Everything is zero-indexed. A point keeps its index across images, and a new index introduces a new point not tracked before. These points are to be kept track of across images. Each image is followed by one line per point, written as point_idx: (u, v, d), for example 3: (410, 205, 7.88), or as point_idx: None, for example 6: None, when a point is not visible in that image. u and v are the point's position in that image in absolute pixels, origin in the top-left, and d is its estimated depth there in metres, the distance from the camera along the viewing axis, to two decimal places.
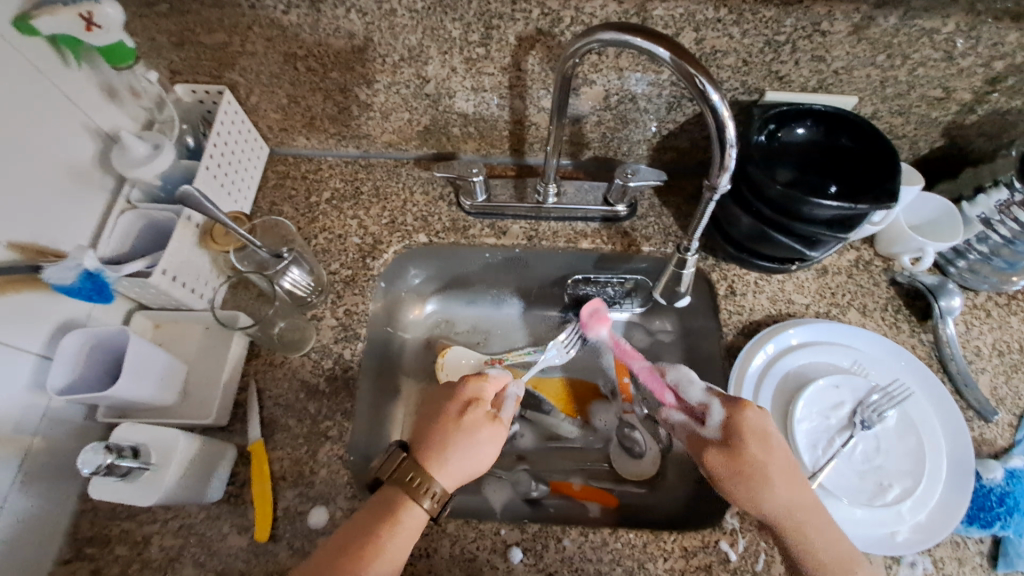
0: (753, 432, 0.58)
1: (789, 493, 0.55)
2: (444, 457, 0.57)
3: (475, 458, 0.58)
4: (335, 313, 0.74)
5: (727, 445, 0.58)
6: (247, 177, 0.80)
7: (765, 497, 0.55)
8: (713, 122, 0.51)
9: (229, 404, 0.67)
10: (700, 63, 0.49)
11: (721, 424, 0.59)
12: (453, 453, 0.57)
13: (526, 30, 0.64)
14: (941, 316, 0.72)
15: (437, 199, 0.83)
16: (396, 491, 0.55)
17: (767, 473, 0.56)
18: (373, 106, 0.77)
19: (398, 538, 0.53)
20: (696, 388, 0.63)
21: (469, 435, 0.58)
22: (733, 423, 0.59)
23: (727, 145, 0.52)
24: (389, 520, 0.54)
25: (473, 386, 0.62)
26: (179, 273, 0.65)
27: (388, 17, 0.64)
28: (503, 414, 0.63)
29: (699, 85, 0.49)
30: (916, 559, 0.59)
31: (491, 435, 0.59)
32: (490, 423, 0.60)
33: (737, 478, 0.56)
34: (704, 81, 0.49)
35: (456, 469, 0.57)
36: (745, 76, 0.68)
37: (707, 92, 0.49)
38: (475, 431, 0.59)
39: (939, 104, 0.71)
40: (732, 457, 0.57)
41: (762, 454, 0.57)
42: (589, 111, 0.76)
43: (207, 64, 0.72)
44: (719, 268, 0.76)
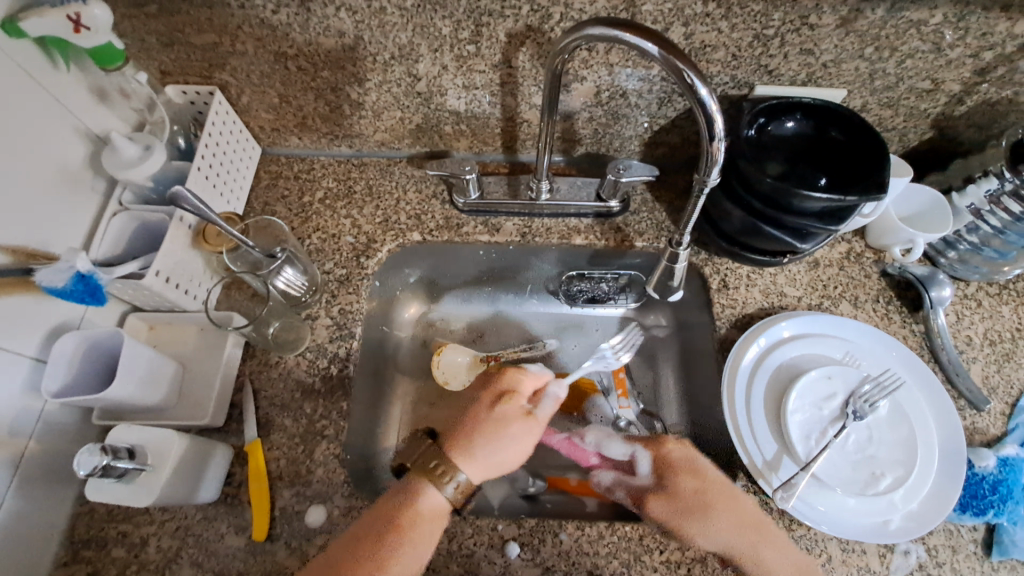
0: (681, 466, 0.63)
1: (730, 518, 0.59)
2: (471, 446, 0.58)
3: (504, 450, 0.59)
4: (330, 312, 0.74)
5: (665, 490, 0.62)
6: (240, 178, 0.80)
7: (711, 526, 0.58)
8: (701, 116, 0.51)
9: (225, 405, 0.67)
10: (688, 58, 0.49)
11: (651, 468, 0.65)
12: (480, 442, 0.58)
13: (517, 27, 0.64)
14: (931, 307, 0.73)
15: (430, 197, 0.83)
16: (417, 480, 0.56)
17: (708, 497, 0.60)
18: (365, 105, 0.77)
19: (418, 528, 0.54)
20: (626, 446, 0.71)
21: (500, 427, 0.60)
22: (662, 462, 0.65)
23: (716, 139, 0.52)
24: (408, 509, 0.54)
25: (511, 381, 0.64)
26: (172, 274, 0.65)
27: (378, 16, 0.64)
28: (541, 411, 0.64)
29: (687, 79, 0.49)
30: (910, 547, 0.61)
31: (520, 432, 0.60)
32: (524, 418, 0.61)
33: (680, 510, 0.60)
34: (692, 74, 0.49)
35: (484, 459, 0.58)
36: (735, 71, 0.68)
37: (696, 86, 0.49)
38: (507, 424, 0.60)
39: (928, 96, 0.71)
40: (674, 499, 0.60)
41: (695, 484, 0.61)
42: (581, 107, 0.76)
43: (198, 64, 0.72)
44: (711, 262, 0.77)
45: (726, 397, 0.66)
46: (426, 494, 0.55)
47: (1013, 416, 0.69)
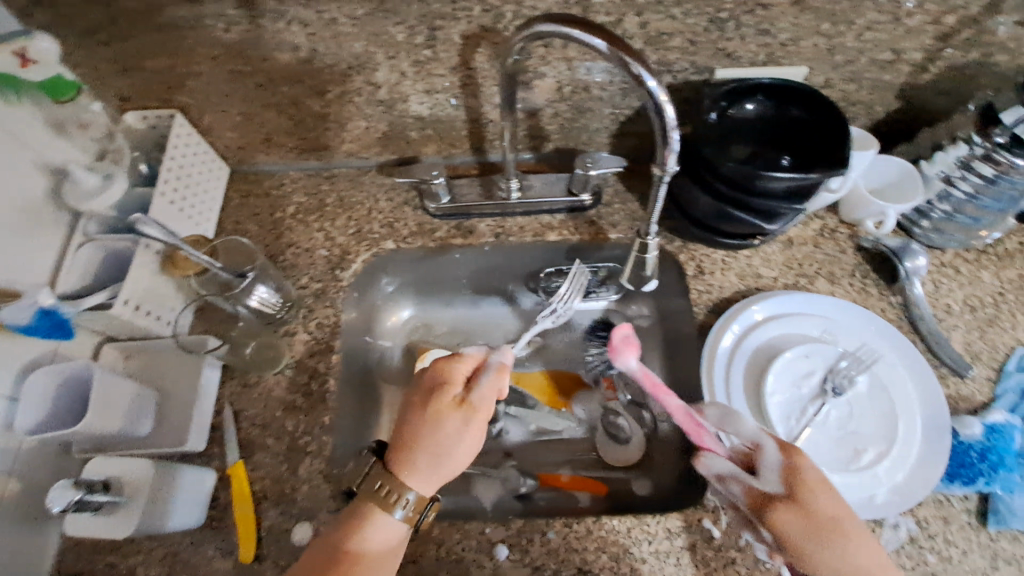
0: (815, 484, 0.53)
1: (863, 543, 0.52)
2: (415, 456, 0.56)
3: (452, 450, 0.56)
4: (307, 326, 0.74)
5: (796, 501, 0.53)
6: (210, 199, 0.79)
7: (848, 555, 0.51)
8: (652, 107, 0.51)
9: (206, 429, 0.67)
10: (635, 51, 0.49)
11: (781, 477, 0.54)
12: (422, 455, 0.56)
13: (471, 28, 0.64)
14: (907, 278, 0.72)
15: (403, 205, 0.83)
16: (364, 505, 0.55)
17: (840, 524, 0.52)
18: (328, 117, 0.76)
19: (374, 553, 0.54)
20: (746, 426, 0.57)
21: (436, 431, 0.57)
22: (793, 475, 0.54)
23: (669, 128, 0.52)
24: (362, 537, 0.54)
25: (443, 371, 0.60)
26: (142, 302, 0.65)
27: (330, 27, 0.63)
28: (481, 392, 0.59)
29: (633, 71, 0.49)
30: (898, 521, 0.60)
31: (463, 438, 0.57)
32: (460, 411, 0.57)
33: (813, 534, 0.52)
34: (639, 67, 0.49)
35: (433, 467, 0.56)
36: (695, 56, 0.68)
37: (642, 77, 0.49)
38: (444, 420, 0.57)
39: (890, 67, 0.71)
40: (807, 516, 0.52)
41: (832, 506, 0.52)
42: (545, 103, 0.75)
43: (155, 88, 0.71)
44: (686, 249, 0.77)
45: (704, 380, 0.66)
46: (375, 519, 0.54)
47: (1000, 380, 0.69)
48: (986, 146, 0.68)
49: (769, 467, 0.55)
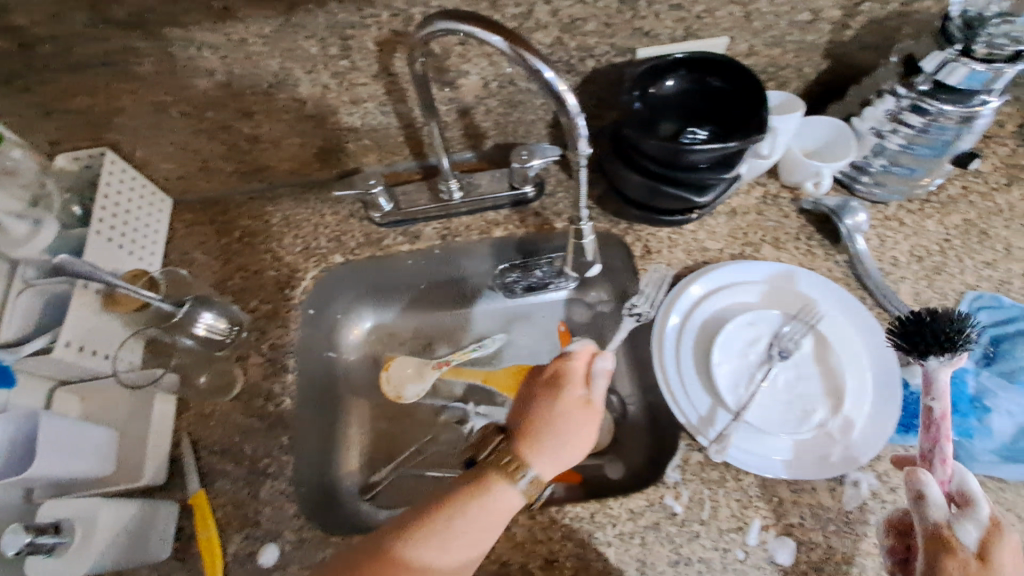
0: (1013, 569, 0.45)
1: None
2: (537, 441, 0.56)
3: (564, 441, 0.57)
4: (260, 350, 0.75)
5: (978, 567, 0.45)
6: (152, 232, 0.79)
7: None
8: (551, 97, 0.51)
9: (165, 461, 0.68)
10: (530, 44, 0.49)
11: (981, 542, 0.46)
12: (548, 437, 0.56)
13: (383, 34, 0.63)
14: (848, 236, 0.72)
15: (348, 217, 0.83)
16: (488, 471, 0.54)
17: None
18: (261, 138, 0.76)
19: (451, 536, 0.49)
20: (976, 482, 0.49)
21: (563, 419, 0.58)
22: (992, 547, 0.46)
23: (572, 115, 0.52)
24: (449, 513, 0.50)
25: (557, 366, 0.62)
26: (85, 342, 0.65)
27: (242, 48, 0.63)
28: (594, 392, 0.60)
29: (528, 63, 0.49)
30: (859, 477, 0.61)
31: (570, 431, 0.57)
32: (583, 405, 0.59)
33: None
34: (535, 58, 0.49)
35: (549, 453, 0.56)
36: (613, 38, 0.68)
37: (539, 70, 0.49)
38: (564, 410, 0.58)
39: (810, 27, 0.71)
40: None
41: None
42: (474, 101, 0.75)
43: (83, 128, 0.71)
44: (632, 231, 0.77)
45: (655, 359, 0.66)
46: (475, 494, 0.52)
47: None
48: (912, 96, 0.66)
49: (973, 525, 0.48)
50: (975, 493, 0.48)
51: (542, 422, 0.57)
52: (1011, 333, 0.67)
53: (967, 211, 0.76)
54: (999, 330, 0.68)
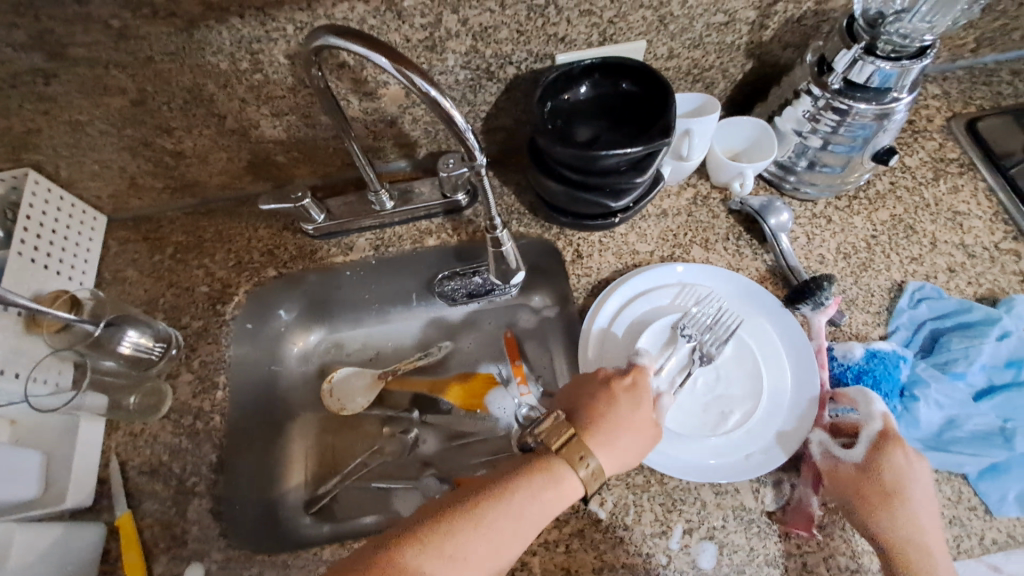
0: (891, 467, 0.55)
1: (907, 525, 0.54)
2: (610, 436, 0.56)
3: (634, 442, 0.56)
4: (191, 367, 0.74)
5: (862, 468, 0.56)
6: (82, 252, 0.78)
7: (884, 522, 0.54)
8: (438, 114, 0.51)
9: (92, 484, 0.67)
10: (417, 65, 0.49)
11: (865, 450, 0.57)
12: (622, 435, 0.56)
13: (292, 47, 0.63)
14: (773, 235, 0.73)
15: (281, 230, 0.83)
16: (559, 458, 0.55)
17: (898, 491, 0.55)
18: (186, 153, 0.75)
19: (497, 539, 0.51)
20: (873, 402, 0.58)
21: (636, 420, 0.57)
22: (878, 453, 0.56)
23: (463, 131, 0.53)
24: (507, 511, 0.52)
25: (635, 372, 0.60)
26: (5, 365, 0.64)
27: (150, 65, 0.63)
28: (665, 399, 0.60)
29: (416, 85, 0.49)
30: (782, 478, 0.60)
31: (630, 444, 0.56)
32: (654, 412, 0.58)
33: (861, 491, 0.55)
34: (420, 79, 0.49)
35: (617, 452, 0.56)
36: (528, 45, 0.68)
37: (423, 91, 0.49)
38: (637, 413, 0.57)
39: (727, 29, 0.72)
40: (863, 482, 0.56)
41: (894, 487, 0.55)
42: (399, 110, 0.75)
43: (1, 149, 0.71)
44: (564, 236, 0.77)
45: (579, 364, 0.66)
46: (537, 496, 0.53)
47: (891, 318, 0.69)
48: (827, 96, 0.66)
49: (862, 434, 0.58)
50: (868, 414, 0.58)
51: (609, 423, 0.56)
52: (950, 326, 0.67)
53: (894, 207, 0.77)
54: (940, 324, 0.68)
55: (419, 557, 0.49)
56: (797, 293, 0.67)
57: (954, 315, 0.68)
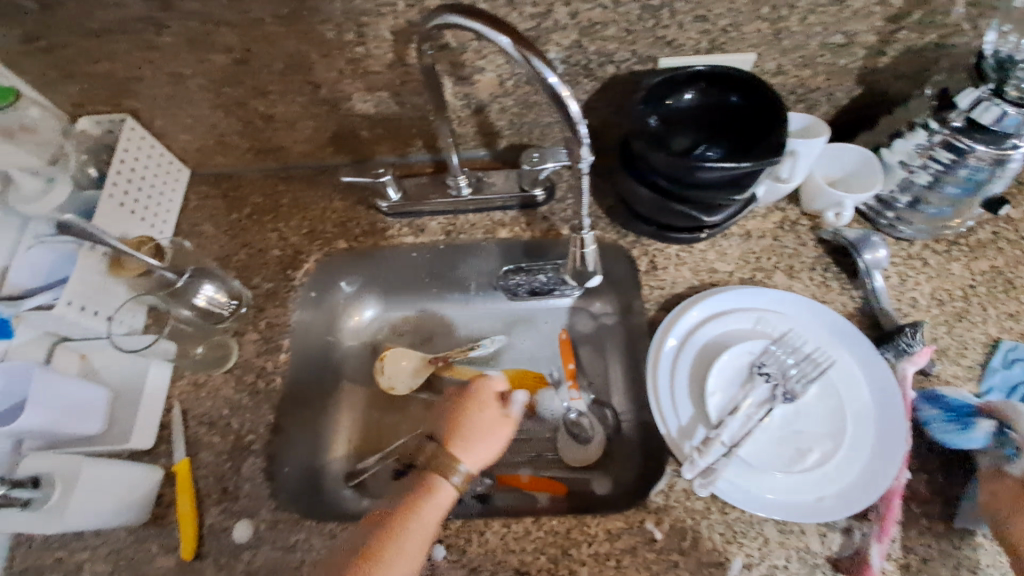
0: None
1: None
2: (469, 443, 0.66)
3: (494, 445, 0.68)
4: (257, 327, 0.75)
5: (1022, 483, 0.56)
6: (164, 202, 0.80)
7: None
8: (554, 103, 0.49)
9: (153, 428, 0.68)
10: (536, 47, 0.47)
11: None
12: (477, 443, 0.67)
13: (399, 24, 0.63)
14: (867, 271, 0.69)
15: (356, 204, 0.83)
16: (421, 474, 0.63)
17: None
18: (276, 117, 0.76)
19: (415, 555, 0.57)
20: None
21: (488, 431, 0.68)
22: None
23: (575, 122, 0.50)
24: (414, 529, 0.58)
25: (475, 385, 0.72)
26: (87, 302, 0.66)
27: (259, 27, 0.63)
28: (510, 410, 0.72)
29: (534, 66, 0.47)
30: (852, 526, 0.58)
31: (484, 449, 0.67)
32: (504, 422, 0.70)
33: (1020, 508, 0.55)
34: (540, 62, 0.47)
35: (482, 457, 0.66)
36: (633, 46, 0.66)
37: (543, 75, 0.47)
38: (496, 427, 0.69)
39: (843, 50, 0.68)
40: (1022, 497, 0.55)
41: None
42: (489, 98, 0.74)
43: (103, 93, 0.72)
44: (640, 244, 0.75)
45: (649, 380, 0.65)
46: (431, 507, 0.60)
47: (984, 378, 0.65)
48: (945, 132, 0.64)
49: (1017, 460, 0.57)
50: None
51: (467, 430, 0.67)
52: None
53: (994, 257, 0.72)
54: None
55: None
56: (886, 335, 0.66)
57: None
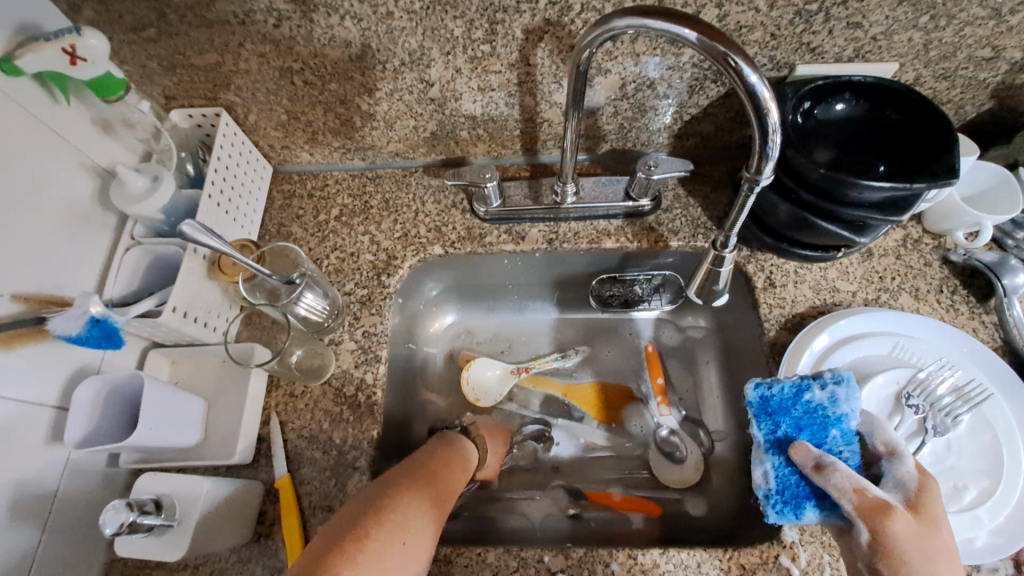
0: None
1: None
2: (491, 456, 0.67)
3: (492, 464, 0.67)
4: (354, 335, 0.71)
5: None
6: (252, 201, 0.76)
7: None
8: (752, 107, 0.46)
9: (252, 442, 0.65)
10: (732, 40, 0.45)
11: None
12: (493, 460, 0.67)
13: (534, 22, 0.60)
14: (1005, 296, 0.66)
15: (450, 208, 0.79)
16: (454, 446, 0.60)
17: None
18: (377, 116, 0.72)
19: (447, 510, 0.53)
20: (889, 430, 0.53)
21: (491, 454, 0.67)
22: None
23: (769, 130, 0.47)
24: (446, 481, 0.55)
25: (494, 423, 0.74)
26: (190, 309, 0.62)
27: (385, 21, 0.60)
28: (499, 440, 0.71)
29: (732, 64, 0.45)
30: (998, 564, 0.56)
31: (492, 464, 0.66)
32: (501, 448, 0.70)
33: None
34: (740, 61, 0.45)
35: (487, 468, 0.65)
36: (774, 51, 0.62)
37: (744, 73, 0.45)
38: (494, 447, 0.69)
39: (987, 64, 0.64)
40: None
41: None
42: (606, 101, 0.71)
43: (202, 85, 0.68)
44: (755, 259, 0.72)
45: None
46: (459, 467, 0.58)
47: None
48: None
49: (899, 478, 0.50)
50: None
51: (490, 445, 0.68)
52: (782, 387, 0.54)
53: None
54: (774, 394, 0.54)
55: (395, 531, 0.46)
56: None
57: (763, 386, 0.54)
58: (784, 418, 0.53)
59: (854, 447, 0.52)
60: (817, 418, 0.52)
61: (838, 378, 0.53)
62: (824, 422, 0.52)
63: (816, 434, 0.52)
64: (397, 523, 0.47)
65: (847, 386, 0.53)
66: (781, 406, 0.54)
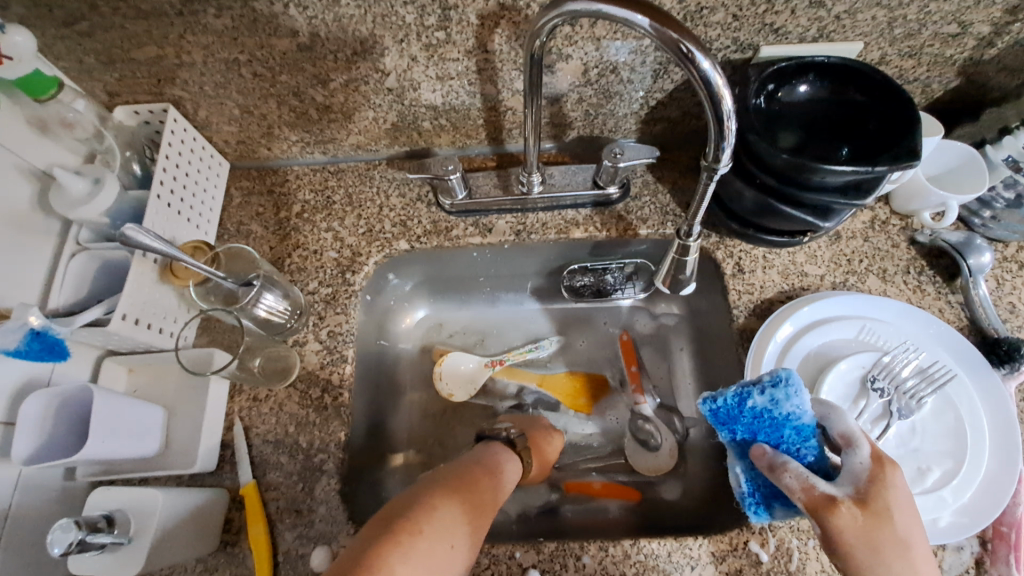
0: None
1: None
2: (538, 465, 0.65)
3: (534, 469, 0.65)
4: (318, 336, 0.69)
5: None
6: (208, 199, 0.74)
7: None
8: (705, 93, 0.45)
9: (215, 449, 0.64)
10: (683, 26, 0.43)
11: None
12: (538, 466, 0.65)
13: (487, 7, 0.58)
14: (971, 275, 0.66)
15: (415, 201, 0.77)
16: (495, 456, 0.59)
17: None
18: (334, 108, 0.70)
19: (489, 521, 0.52)
20: (847, 418, 0.51)
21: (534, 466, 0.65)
22: None
23: (724, 118, 0.46)
24: (487, 488, 0.54)
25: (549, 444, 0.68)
26: (142, 315, 0.60)
27: (332, 9, 0.57)
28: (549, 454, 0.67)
29: (683, 50, 0.43)
30: (962, 542, 0.57)
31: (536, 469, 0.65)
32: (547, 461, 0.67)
33: None
34: (690, 46, 0.43)
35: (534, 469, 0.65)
36: (737, 33, 0.61)
37: (694, 58, 0.43)
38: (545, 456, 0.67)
39: (954, 41, 0.63)
40: None
41: None
42: (569, 88, 0.69)
43: (145, 81, 0.66)
44: (724, 245, 0.71)
45: None
46: (504, 479, 0.57)
47: None
48: None
49: (854, 468, 0.48)
50: None
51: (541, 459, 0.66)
52: (725, 398, 0.52)
53: None
54: (720, 405, 0.53)
55: (443, 533, 0.47)
56: (1011, 348, 0.62)
57: (708, 400, 0.53)
58: (737, 424, 0.53)
59: (810, 442, 0.51)
60: (765, 422, 0.51)
61: (777, 380, 0.50)
62: (774, 425, 0.51)
63: (771, 436, 0.52)
64: (446, 528, 0.47)
65: (785, 388, 0.49)
66: (731, 414, 0.53)
